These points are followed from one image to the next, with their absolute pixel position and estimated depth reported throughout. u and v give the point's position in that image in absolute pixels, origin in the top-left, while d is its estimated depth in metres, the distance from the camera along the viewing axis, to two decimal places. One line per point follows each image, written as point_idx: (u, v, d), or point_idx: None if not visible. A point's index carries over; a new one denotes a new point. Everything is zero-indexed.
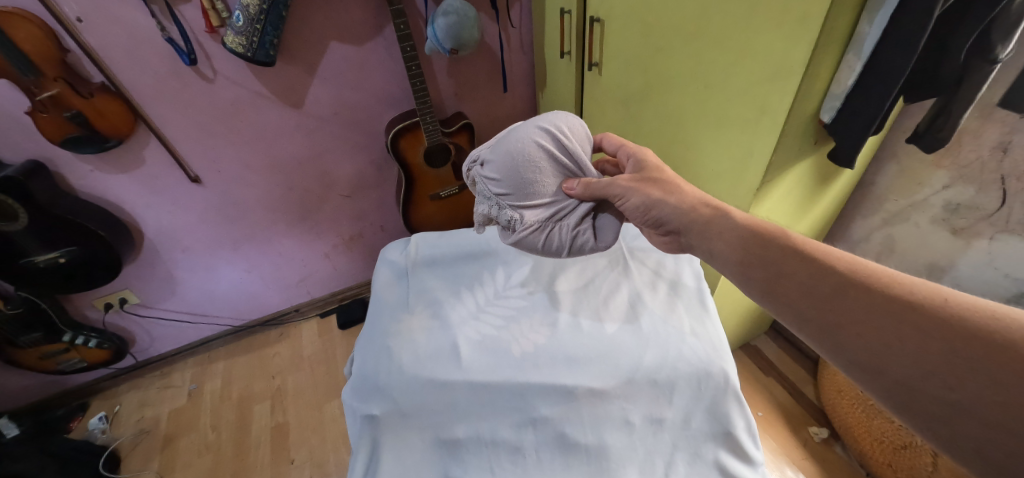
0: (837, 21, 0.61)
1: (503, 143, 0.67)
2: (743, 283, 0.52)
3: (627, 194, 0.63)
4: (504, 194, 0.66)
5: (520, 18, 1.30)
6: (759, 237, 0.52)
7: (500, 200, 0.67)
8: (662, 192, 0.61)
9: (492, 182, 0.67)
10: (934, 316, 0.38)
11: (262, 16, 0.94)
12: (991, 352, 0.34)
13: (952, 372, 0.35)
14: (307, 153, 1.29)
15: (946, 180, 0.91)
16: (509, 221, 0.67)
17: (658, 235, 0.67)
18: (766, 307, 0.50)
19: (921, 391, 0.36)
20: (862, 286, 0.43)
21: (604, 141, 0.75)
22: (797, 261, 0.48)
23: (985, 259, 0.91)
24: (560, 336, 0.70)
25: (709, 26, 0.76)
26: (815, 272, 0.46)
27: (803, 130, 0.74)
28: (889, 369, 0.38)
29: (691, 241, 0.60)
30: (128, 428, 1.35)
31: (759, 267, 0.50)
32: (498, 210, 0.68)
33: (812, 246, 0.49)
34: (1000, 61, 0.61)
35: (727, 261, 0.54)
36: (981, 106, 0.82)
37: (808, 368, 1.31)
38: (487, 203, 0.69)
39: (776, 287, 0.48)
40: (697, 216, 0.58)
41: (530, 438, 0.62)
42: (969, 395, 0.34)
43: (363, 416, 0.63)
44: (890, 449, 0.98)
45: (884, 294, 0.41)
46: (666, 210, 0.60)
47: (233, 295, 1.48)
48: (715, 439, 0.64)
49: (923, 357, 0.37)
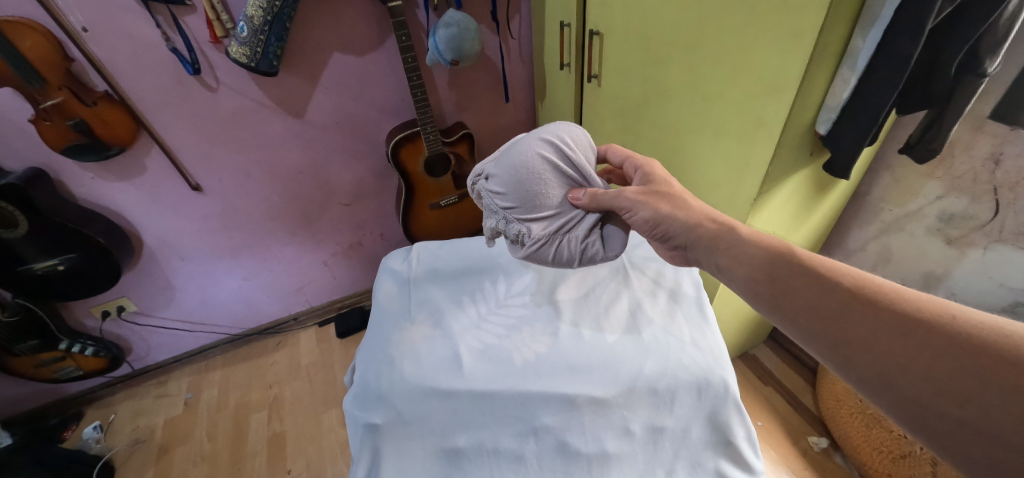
0: (831, 36, 0.62)
1: (508, 155, 0.68)
2: (752, 299, 0.53)
3: (635, 208, 0.63)
4: (510, 206, 0.67)
5: (520, 30, 1.32)
6: (765, 252, 0.53)
7: (507, 214, 0.68)
8: (670, 207, 0.62)
9: (497, 195, 0.68)
10: (943, 332, 0.38)
11: (267, 26, 0.95)
12: (1001, 369, 0.34)
13: (961, 389, 0.36)
14: (308, 162, 1.30)
15: (939, 191, 0.93)
16: (516, 234, 0.68)
17: (666, 248, 0.67)
18: (774, 321, 0.50)
19: (931, 408, 0.37)
20: (870, 302, 0.43)
21: (608, 152, 0.76)
22: (803, 276, 0.49)
23: (980, 268, 0.92)
24: (561, 345, 0.70)
25: (706, 40, 0.77)
26: (820, 287, 0.47)
27: (800, 143, 0.76)
28: (898, 383, 0.39)
29: (698, 255, 0.60)
30: (123, 438, 1.33)
31: (766, 282, 0.51)
32: (505, 224, 0.69)
33: (817, 260, 0.50)
34: (989, 75, 0.64)
35: (736, 275, 0.54)
36: (972, 119, 0.84)
37: (807, 378, 1.31)
38: (493, 217, 0.70)
39: (781, 302, 0.49)
40: (703, 231, 0.59)
41: (531, 447, 0.63)
42: (978, 413, 0.34)
43: (364, 425, 0.63)
44: (890, 459, 0.98)
45: (891, 310, 0.42)
46: (673, 225, 0.61)
47: (232, 303, 1.48)
48: (715, 448, 0.64)
49: (935, 375, 0.37)
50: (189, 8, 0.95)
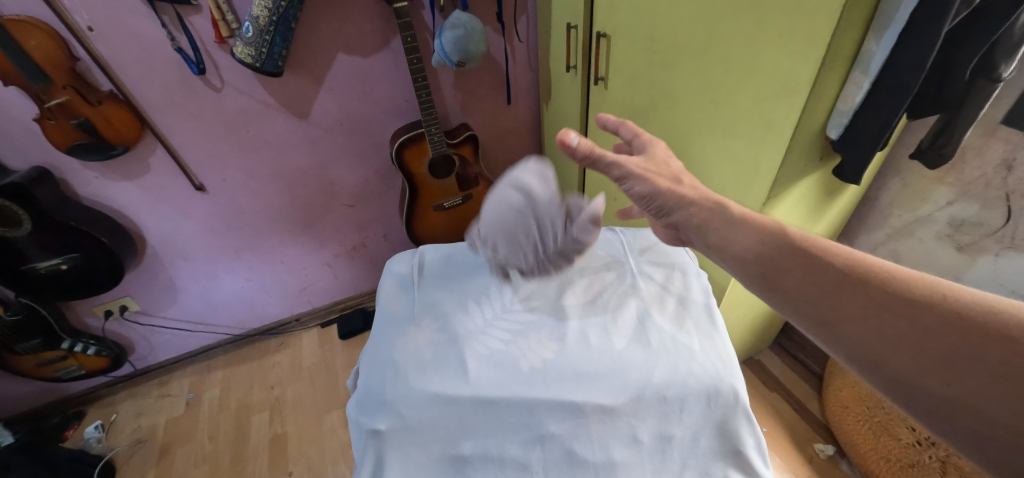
0: (844, 39, 0.61)
1: (484, 218, 0.77)
2: (742, 278, 0.50)
3: (632, 179, 0.60)
4: (504, 256, 0.76)
5: (526, 31, 1.31)
6: (755, 231, 0.50)
7: (506, 263, 0.77)
8: (669, 183, 0.59)
9: (493, 252, 0.78)
10: (935, 311, 0.36)
11: (272, 27, 0.95)
12: (991, 346, 0.32)
13: (948, 367, 0.33)
14: (313, 163, 1.30)
15: (950, 196, 0.92)
16: (522, 274, 0.78)
17: (660, 225, 0.64)
18: (768, 303, 0.47)
19: (917, 387, 0.35)
20: (862, 282, 0.40)
21: (618, 127, 0.69)
22: (795, 256, 0.46)
23: (991, 274, 0.91)
24: (568, 352, 0.69)
25: (716, 42, 0.76)
26: (813, 269, 0.44)
27: (810, 147, 0.75)
28: (887, 363, 0.36)
29: (689, 235, 0.57)
30: (124, 437, 1.33)
31: (756, 263, 0.48)
32: (510, 272, 0.78)
33: (809, 240, 0.46)
34: (1004, 80, 0.62)
35: (726, 256, 0.51)
36: (984, 124, 0.83)
37: (814, 385, 1.30)
38: (498, 268, 0.79)
39: (775, 283, 0.46)
40: (697, 209, 0.55)
41: (538, 456, 0.62)
42: (966, 390, 0.32)
43: (368, 431, 0.63)
44: (897, 468, 0.96)
45: (883, 289, 0.39)
46: (670, 200, 0.58)
47: (234, 303, 1.47)
48: (724, 457, 0.63)
49: (924, 356, 0.34)
50: (195, 8, 0.95)
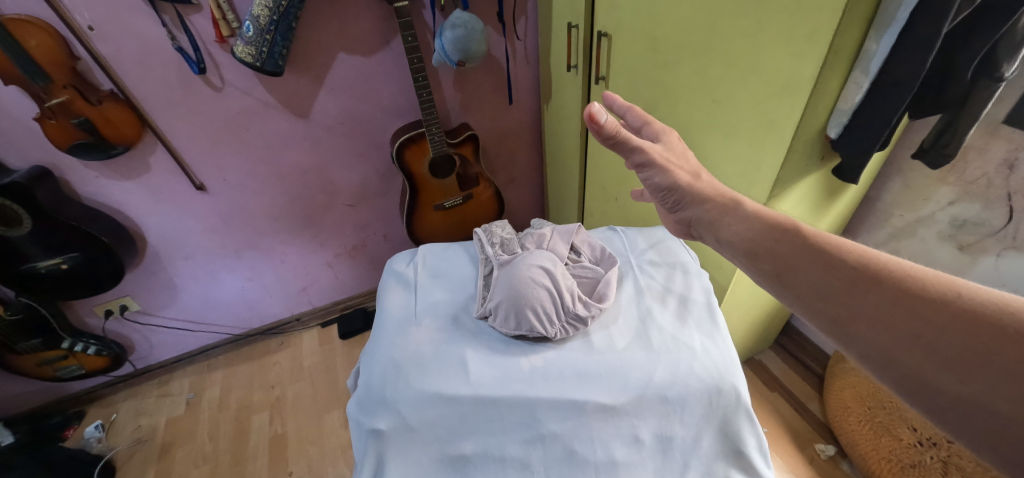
0: (845, 39, 0.61)
1: (504, 281, 0.74)
2: (752, 273, 0.50)
3: (653, 171, 0.60)
4: (547, 299, 0.70)
5: (527, 31, 1.31)
6: (766, 228, 0.50)
7: (553, 306, 0.70)
8: (689, 178, 0.59)
9: (533, 301, 0.69)
10: (946, 309, 0.35)
11: (272, 26, 0.94)
12: (1001, 342, 0.32)
13: (961, 364, 0.33)
14: (313, 163, 1.30)
15: (952, 196, 0.92)
16: (572, 314, 0.71)
17: (671, 218, 0.65)
18: (779, 299, 0.47)
19: (931, 385, 0.34)
20: (873, 278, 0.40)
21: (626, 112, 0.66)
22: (805, 252, 0.45)
23: (993, 274, 0.91)
24: (569, 351, 0.69)
25: (717, 42, 0.76)
26: (824, 265, 0.43)
27: (811, 147, 0.74)
28: (900, 360, 0.36)
29: (701, 231, 0.59)
30: (124, 437, 1.33)
31: (767, 258, 0.48)
32: (559, 318, 0.70)
33: (822, 236, 0.46)
34: (1006, 79, 0.62)
35: (737, 251, 0.52)
36: (986, 123, 0.82)
37: (815, 385, 1.30)
38: (545, 320, 0.69)
39: (785, 279, 0.46)
40: (710, 205, 0.57)
41: (539, 455, 0.62)
42: (981, 388, 0.32)
43: (369, 431, 0.62)
44: (897, 468, 0.96)
45: (895, 286, 0.38)
46: (688, 196, 0.59)
47: (234, 303, 1.47)
48: (725, 458, 0.63)
49: (937, 352, 0.34)
50: (195, 8, 0.95)
